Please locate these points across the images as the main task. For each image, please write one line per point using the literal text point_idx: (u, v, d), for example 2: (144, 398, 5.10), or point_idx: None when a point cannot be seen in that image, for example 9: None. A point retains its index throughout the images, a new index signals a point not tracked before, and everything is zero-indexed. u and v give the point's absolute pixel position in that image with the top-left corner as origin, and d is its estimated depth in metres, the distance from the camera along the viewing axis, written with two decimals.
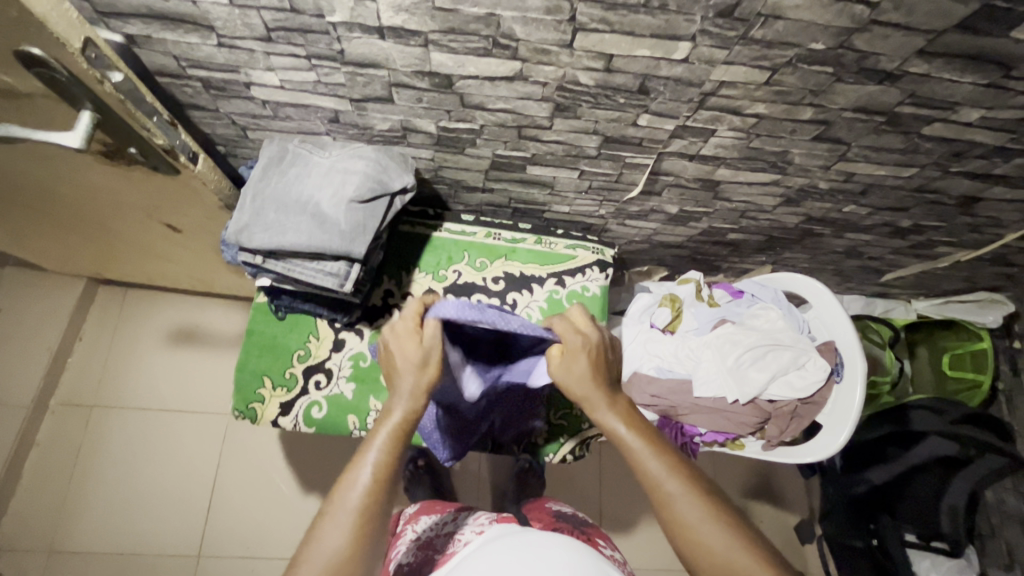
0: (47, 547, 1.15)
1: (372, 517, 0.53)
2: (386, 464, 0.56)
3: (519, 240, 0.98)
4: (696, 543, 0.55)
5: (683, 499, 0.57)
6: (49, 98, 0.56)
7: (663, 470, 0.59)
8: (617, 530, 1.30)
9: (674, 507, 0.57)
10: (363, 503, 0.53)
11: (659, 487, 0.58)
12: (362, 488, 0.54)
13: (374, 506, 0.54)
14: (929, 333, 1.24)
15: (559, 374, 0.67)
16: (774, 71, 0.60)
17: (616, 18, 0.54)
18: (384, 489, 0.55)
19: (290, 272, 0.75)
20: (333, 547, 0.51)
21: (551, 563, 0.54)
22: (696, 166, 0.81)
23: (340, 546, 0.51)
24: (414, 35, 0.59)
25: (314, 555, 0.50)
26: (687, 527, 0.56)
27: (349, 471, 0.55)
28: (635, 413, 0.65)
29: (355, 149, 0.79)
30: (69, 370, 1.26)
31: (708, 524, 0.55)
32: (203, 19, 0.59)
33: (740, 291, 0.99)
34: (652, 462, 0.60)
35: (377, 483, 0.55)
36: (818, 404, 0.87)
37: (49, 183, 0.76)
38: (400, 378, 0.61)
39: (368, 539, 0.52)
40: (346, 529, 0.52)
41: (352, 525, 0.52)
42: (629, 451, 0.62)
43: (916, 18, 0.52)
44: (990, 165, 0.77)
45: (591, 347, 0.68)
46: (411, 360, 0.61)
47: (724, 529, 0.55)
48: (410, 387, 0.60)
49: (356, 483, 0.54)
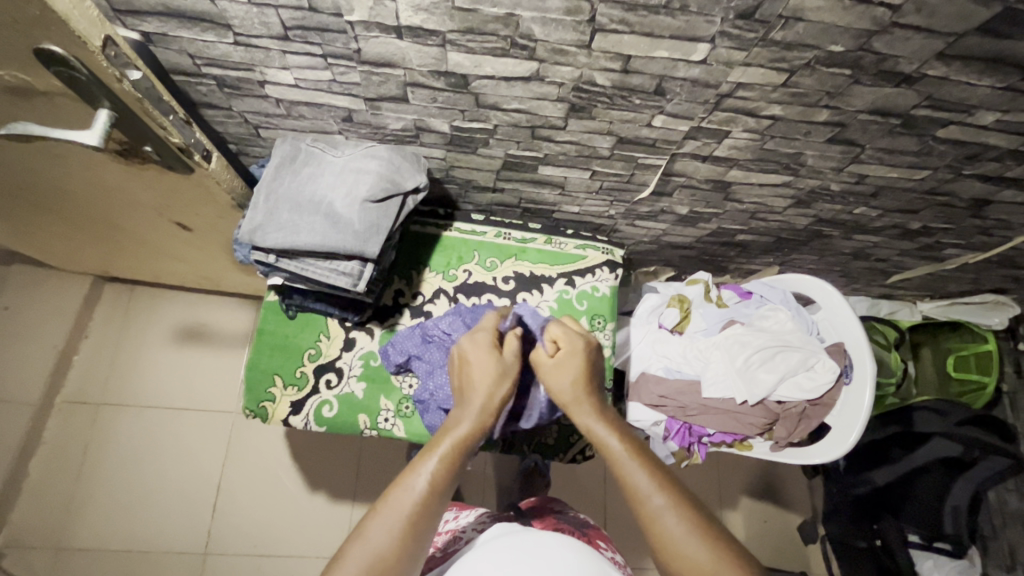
0: (55, 543, 1.15)
1: (419, 524, 0.53)
2: (444, 470, 0.57)
3: (529, 239, 0.98)
4: (682, 556, 0.54)
5: (668, 510, 0.56)
6: (67, 96, 0.56)
7: (649, 483, 0.59)
8: (623, 528, 1.30)
9: (660, 521, 0.56)
10: (415, 507, 0.53)
11: (644, 500, 0.58)
12: (417, 489, 0.54)
13: (424, 510, 0.54)
14: (933, 335, 1.23)
15: (552, 382, 0.73)
16: (792, 73, 0.60)
17: (636, 19, 0.54)
18: (440, 494, 0.55)
19: (303, 271, 0.75)
20: (379, 548, 0.50)
21: (546, 558, 0.54)
22: (709, 167, 0.81)
23: (386, 546, 0.50)
24: (433, 35, 0.59)
25: (360, 551, 0.50)
26: (676, 542, 0.54)
27: (405, 475, 0.56)
28: (625, 430, 0.67)
29: (367, 149, 0.78)
30: (75, 367, 1.26)
31: (697, 536, 0.54)
32: (221, 17, 0.59)
33: (748, 292, 0.99)
34: (639, 473, 0.60)
35: (432, 490, 0.55)
36: (827, 405, 0.88)
37: (60, 180, 0.76)
38: (475, 390, 0.68)
39: (412, 544, 0.51)
40: (393, 529, 0.51)
41: (400, 528, 0.51)
42: (616, 467, 0.62)
43: (938, 20, 0.52)
44: (1003, 168, 0.77)
45: (584, 352, 0.75)
46: (489, 376, 0.70)
47: (714, 541, 0.54)
48: (483, 401, 0.67)
49: (406, 487, 0.55)
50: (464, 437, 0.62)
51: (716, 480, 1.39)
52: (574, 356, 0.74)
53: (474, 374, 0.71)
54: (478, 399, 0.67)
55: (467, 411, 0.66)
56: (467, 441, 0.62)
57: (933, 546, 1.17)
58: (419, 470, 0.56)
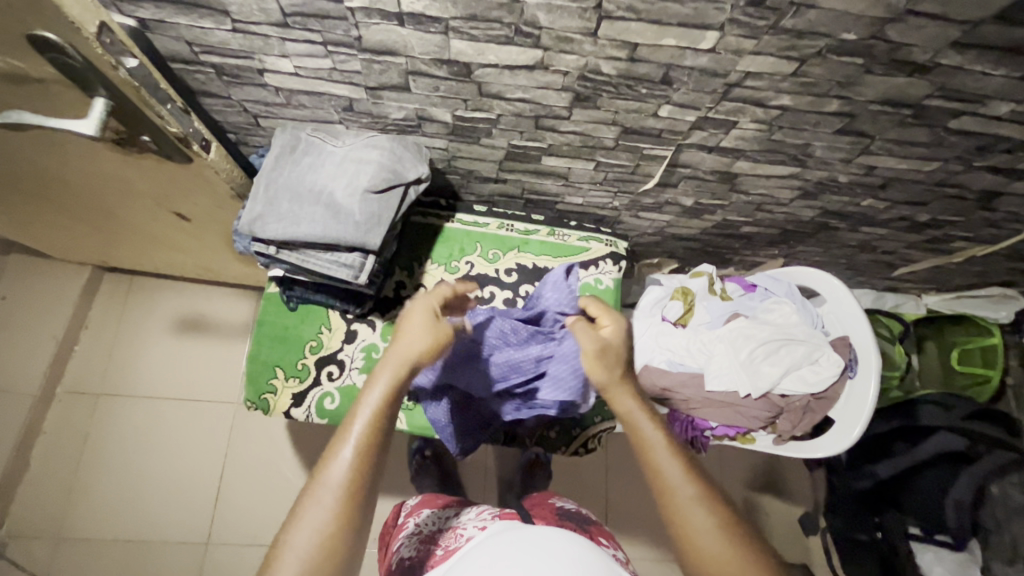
0: (56, 533, 1.16)
1: (360, 495, 0.52)
2: (367, 439, 0.54)
3: (532, 231, 0.97)
4: (700, 549, 0.54)
5: (690, 500, 0.56)
6: (61, 83, 0.55)
7: (681, 474, 0.57)
8: (624, 520, 1.31)
9: (687, 512, 0.55)
10: (347, 478, 0.52)
11: (667, 491, 0.57)
12: (346, 462, 0.53)
13: (353, 485, 0.52)
14: (938, 329, 1.23)
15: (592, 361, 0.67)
16: (802, 62, 0.59)
17: (643, 6, 0.53)
18: (369, 462, 0.53)
19: (303, 263, 0.75)
20: (318, 525, 0.50)
21: (559, 558, 0.53)
22: (715, 158, 0.80)
23: (325, 526, 0.50)
24: (435, 22, 0.57)
25: (299, 531, 0.49)
26: (699, 534, 0.54)
27: (332, 446, 0.54)
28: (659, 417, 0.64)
29: (369, 139, 0.77)
30: (75, 357, 1.26)
31: (716, 531, 0.54)
32: (218, 3, 0.58)
33: (753, 284, 0.98)
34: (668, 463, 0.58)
35: (360, 458, 0.53)
36: (831, 399, 0.87)
37: (56, 169, 0.75)
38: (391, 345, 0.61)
39: (350, 522, 0.51)
40: (329, 507, 0.50)
41: (338, 501, 0.51)
42: (647, 453, 0.60)
43: (954, 8, 0.51)
44: (1014, 160, 0.76)
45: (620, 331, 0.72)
46: (419, 336, 0.62)
47: (732, 537, 0.54)
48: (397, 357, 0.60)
49: (341, 457, 0.53)
50: (386, 392, 0.57)
51: (717, 472, 1.39)
52: (615, 336, 0.71)
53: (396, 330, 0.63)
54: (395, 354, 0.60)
55: (391, 359, 0.59)
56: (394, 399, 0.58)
57: (934, 539, 1.16)
58: (348, 437, 0.54)
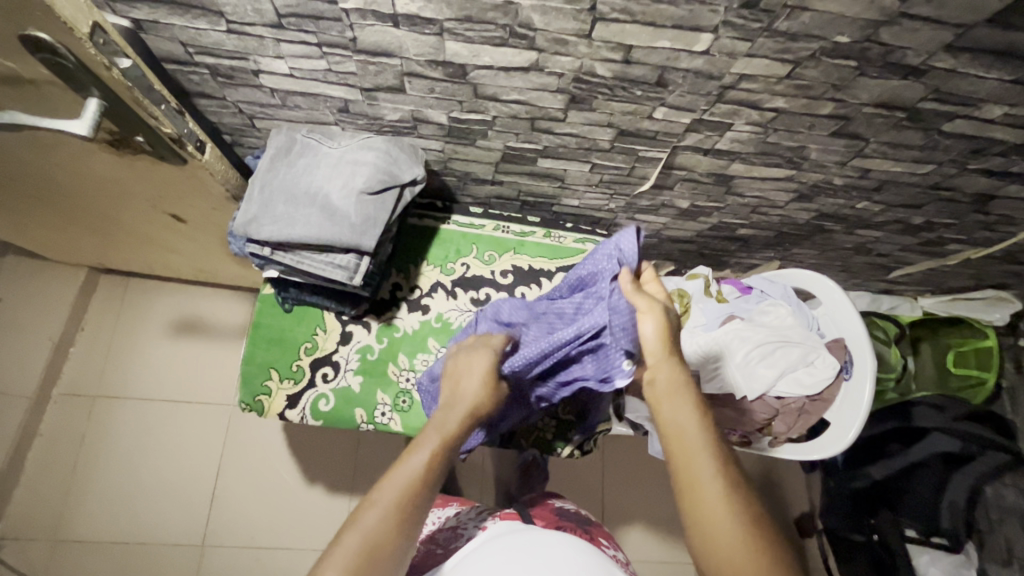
0: (51, 536, 1.15)
1: (418, 498, 0.56)
2: (435, 464, 0.59)
3: (527, 233, 0.97)
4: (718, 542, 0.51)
5: (716, 493, 0.53)
6: (55, 84, 0.55)
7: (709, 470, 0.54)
8: (620, 522, 1.31)
9: (709, 511, 0.52)
10: (407, 491, 0.55)
11: (702, 509, 0.53)
12: (411, 475, 0.57)
13: (417, 495, 0.56)
14: (932, 330, 1.24)
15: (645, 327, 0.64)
16: (797, 64, 0.59)
17: (639, 8, 0.53)
18: (434, 481, 0.58)
19: (298, 264, 0.74)
20: (369, 529, 0.52)
21: (561, 563, 0.53)
22: (710, 160, 0.80)
23: (377, 530, 0.52)
24: (429, 23, 0.57)
25: (350, 534, 0.51)
26: (721, 533, 0.51)
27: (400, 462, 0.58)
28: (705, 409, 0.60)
29: (364, 140, 0.77)
30: (71, 359, 1.26)
31: (734, 529, 0.51)
32: (212, 4, 0.58)
33: (749, 287, 0.98)
34: (709, 481, 0.54)
35: (426, 476, 0.58)
36: (826, 401, 0.86)
37: (50, 170, 0.75)
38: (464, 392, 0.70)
39: (405, 532, 0.53)
40: (386, 514, 0.53)
41: (403, 496, 0.55)
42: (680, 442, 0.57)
43: (947, 11, 0.51)
44: (1008, 163, 0.76)
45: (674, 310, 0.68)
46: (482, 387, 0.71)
47: (764, 559, 0.49)
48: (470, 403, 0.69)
49: (399, 475, 0.57)
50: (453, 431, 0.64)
51: None
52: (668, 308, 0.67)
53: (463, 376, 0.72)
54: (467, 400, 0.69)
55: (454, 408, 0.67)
56: (455, 435, 0.63)
57: (930, 541, 1.17)
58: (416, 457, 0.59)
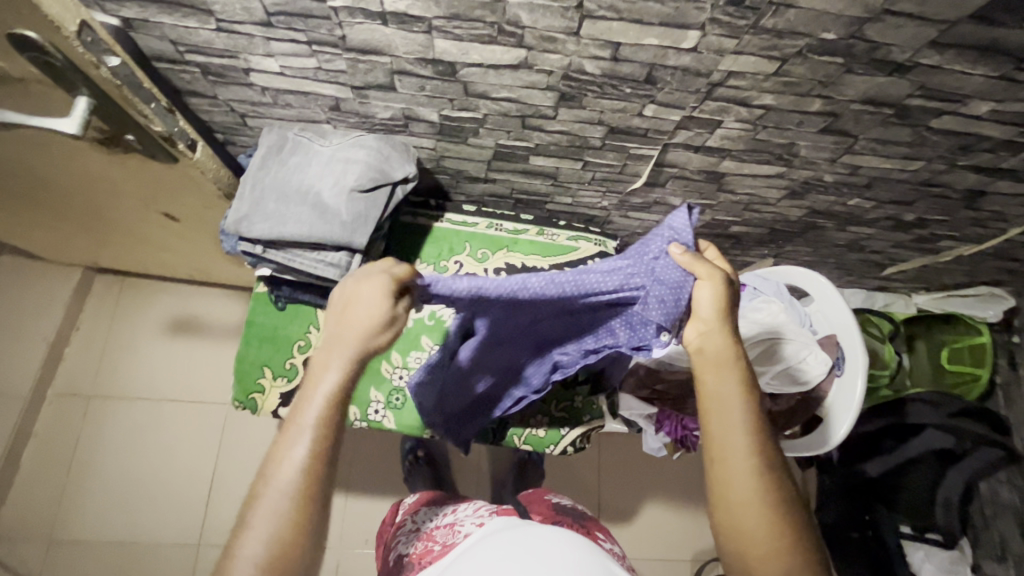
0: (47, 535, 1.16)
1: (314, 493, 0.48)
2: (322, 440, 0.50)
3: (521, 231, 0.97)
4: (743, 511, 0.52)
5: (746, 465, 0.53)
6: (44, 83, 0.56)
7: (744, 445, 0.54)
8: (616, 519, 1.31)
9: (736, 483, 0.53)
10: (299, 479, 0.48)
11: (730, 501, 0.53)
12: (295, 464, 0.48)
13: (310, 481, 0.48)
14: (927, 325, 1.22)
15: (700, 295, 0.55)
16: (784, 61, 0.59)
17: (625, 5, 0.53)
18: (326, 459, 0.50)
19: (289, 262, 0.75)
20: (274, 532, 0.46)
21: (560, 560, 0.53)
22: (701, 157, 0.80)
23: (279, 533, 0.46)
24: (418, 21, 0.58)
25: (249, 543, 0.46)
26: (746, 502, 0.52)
27: (281, 444, 0.49)
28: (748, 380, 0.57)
29: (356, 139, 0.77)
30: (66, 359, 1.26)
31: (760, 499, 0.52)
32: (201, 3, 0.58)
33: (743, 283, 0.96)
34: (741, 478, 0.53)
35: (315, 457, 0.49)
36: (818, 397, 0.88)
37: (42, 168, 0.75)
38: (347, 331, 0.53)
39: (310, 523, 0.48)
40: (282, 513, 0.47)
41: (291, 504, 0.47)
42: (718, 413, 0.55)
43: (930, 7, 0.51)
44: (997, 159, 0.77)
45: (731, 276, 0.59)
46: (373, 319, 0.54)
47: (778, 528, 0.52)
48: (358, 349, 0.53)
49: (285, 462, 0.48)
50: (339, 385, 0.52)
51: None
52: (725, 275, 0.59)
53: (352, 314, 0.54)
54: (352, 339, 0.53)
55: (335, 357, 0.53)
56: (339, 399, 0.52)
57: (925, 538, 1.17)
58: (298, 435, 0.49)
